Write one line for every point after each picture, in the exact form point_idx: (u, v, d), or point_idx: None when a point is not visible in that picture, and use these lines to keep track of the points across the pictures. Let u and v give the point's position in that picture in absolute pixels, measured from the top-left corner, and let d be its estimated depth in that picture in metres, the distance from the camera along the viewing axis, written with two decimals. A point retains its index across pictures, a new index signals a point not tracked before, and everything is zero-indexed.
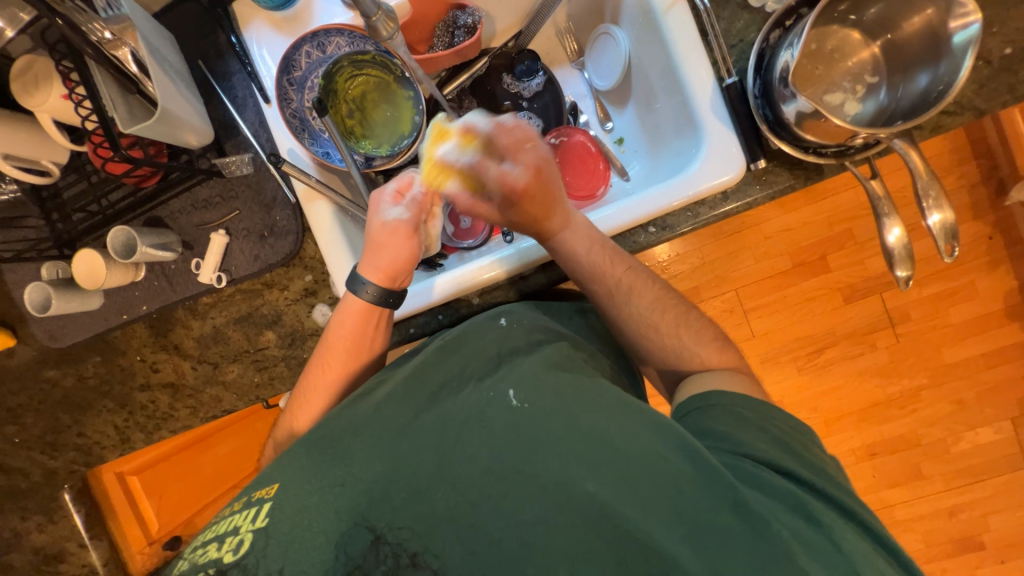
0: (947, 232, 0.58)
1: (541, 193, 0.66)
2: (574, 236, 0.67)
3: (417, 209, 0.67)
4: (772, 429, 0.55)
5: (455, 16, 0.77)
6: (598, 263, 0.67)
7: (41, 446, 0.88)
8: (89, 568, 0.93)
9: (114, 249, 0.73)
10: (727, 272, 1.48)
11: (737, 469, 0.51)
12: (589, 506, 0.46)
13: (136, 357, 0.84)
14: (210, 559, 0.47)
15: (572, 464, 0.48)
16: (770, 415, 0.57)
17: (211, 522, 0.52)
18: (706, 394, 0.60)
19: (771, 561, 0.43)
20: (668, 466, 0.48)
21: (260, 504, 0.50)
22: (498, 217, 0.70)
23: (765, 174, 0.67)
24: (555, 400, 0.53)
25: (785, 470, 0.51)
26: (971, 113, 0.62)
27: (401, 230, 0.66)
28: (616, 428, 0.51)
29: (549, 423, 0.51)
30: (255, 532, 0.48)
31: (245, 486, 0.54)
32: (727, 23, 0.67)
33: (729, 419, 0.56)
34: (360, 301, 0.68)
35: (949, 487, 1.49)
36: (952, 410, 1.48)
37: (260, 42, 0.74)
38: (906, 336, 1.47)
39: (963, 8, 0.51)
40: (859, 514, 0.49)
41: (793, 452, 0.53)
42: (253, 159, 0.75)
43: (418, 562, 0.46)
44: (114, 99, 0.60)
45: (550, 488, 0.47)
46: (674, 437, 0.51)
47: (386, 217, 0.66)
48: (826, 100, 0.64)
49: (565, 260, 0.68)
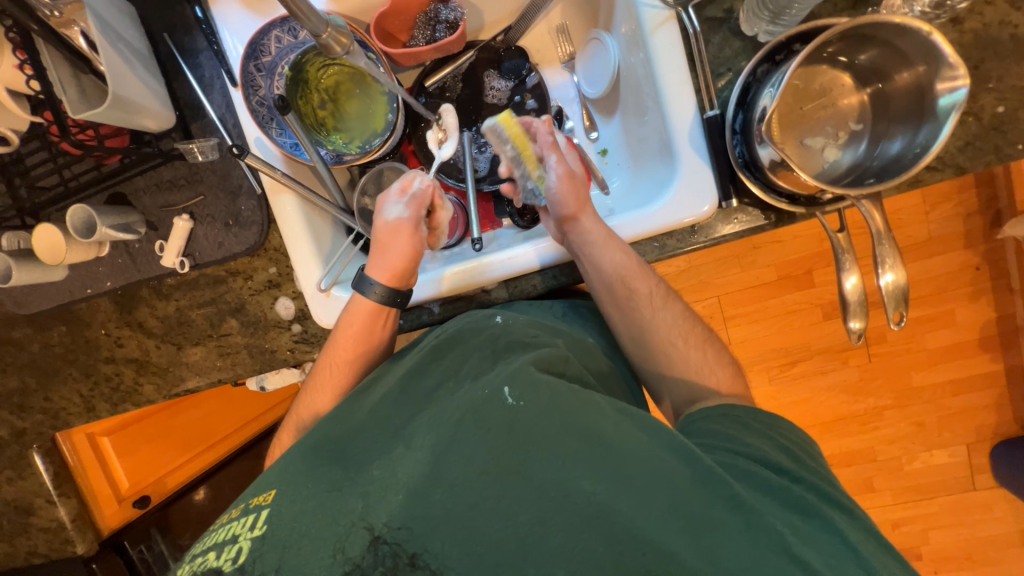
0: (897, 296, 0.59)
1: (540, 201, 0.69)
2: (609, 242, 0.65)
3: (416, 205, 0.69)
4: (778, 437, 0.55)
5: (436, 10, 0.74)
6: (632, 271, 0.65)
7: (10, 406, 0.90)
8: (58, 522, 0.95)
9: (74, 228, 0.71)
10: (710, 279, 1.47)
11: (739, 474, 0.50)
12: (586, 507, 0.44)
13: (101, 331, 0.84)
14: (209, 568, 0.46)
15: (568, 463, 0.46)
16: (777, 424, 0.57)
17: (210, 529, 0.52)
18: (713, 405, 0.59)
19: (777, 557, 0.43)
20: (664, 467, 0.46)
21: (258, 511, 0.49)
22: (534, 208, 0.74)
23: (736, 212, 0.66)
24: (551, 392, 0.50)
25: (788, 475, 0.51)
26: (952, 170, 0.60)
27: (403, 227, 0.68)
28: (614, 426, 0.49)
29: (547, 421, 0.48)
30: (253, 539, 0.47)
31: (243, 492, 0.54)
32: (716, 49, 0.65)
33: (730, 425, 0.56)
34: (370, 300, 0.68)
35: (897, 501, 1.55)
36: (913, 431, 1.51)
37: (228, 22, 0.71)
38: (879, 357, 1.48)
39: (953, 71, 0.49)
40: (854, 510, 0.49)
41: (792, 454, 0.53)
42: (219, 145, 0.73)
43: (417, 562, 0.44)
44: (64, 81, 0.59)
45: (548, 489, 0.45)
46: (669, 437, 0.49)
47: (389, 217, 0.68)
48: (806, 144, 0.62)
49: (595, 263, 0.66)
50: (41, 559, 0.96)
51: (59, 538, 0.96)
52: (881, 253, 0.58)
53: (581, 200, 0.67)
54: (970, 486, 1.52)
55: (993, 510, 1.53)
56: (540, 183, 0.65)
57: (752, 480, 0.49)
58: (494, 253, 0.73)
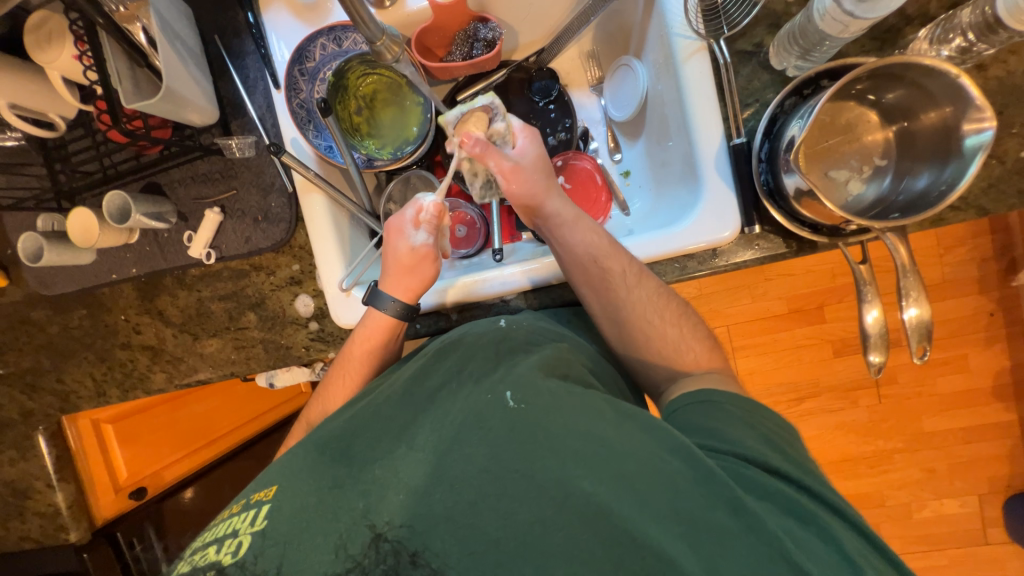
0: (921, 331, 0.59)
1: (536, 173, 0.68)
2: (579, 222, 0.68)
3: (435, 230, 0.69)
4: (760, 426, 0.53)
5: (476, 28, 0.76)
6: (604, 250, 0.66)
7: (21, 386, 0.90)
8: (54, 507, 0.94)
9: (109, 212, 0.73)
10: (722, 307, 1.46)
11: (733, 474, 0.48)
12: (585, 506, 0.43)
13: (121, 316, 0.85)
14: (209, 561, 0.46)
15: (568, 463, 0.45)
16: (756, 412, 0.55)
17: (213, 523, 0.51)
18: (697, 391, 0.58)
19: (773, 561, 0.41)
20: (664, 470, 0.45)
21: (258, 506, 0.49)
22: (536, 175, 0.68)
23: (757, 238, 0.67)
24: (552, 395, 0.50)
25: (771, 467, 0.48)
26: (974, 211, 0.61)
27: (426, 254, 0.68)
28: (613, 428, 0.48)
29: (546, 423, 0.48)
30: (254, 534, 0.47)
31: (245, 488, 0.53)
32: (745, 81, 0.67)
33: (717, 417, 0.54)
34: (389, 314, 0.69)
35: (905, 550, 1.50)
36: (923, 477, 1.47)
37: (276, 27, 0.74)
38: (890, 398, 1.46)
39: (980, 113, 0.50)
40: (849, 514, 0.46)
41: (779, 450, 0.51)
42: (256, 143, 0.76)
43: (417, 561, 0.43)
44: (120, 73, 0.61)
45: (548, 489, 0.44)
46: (665, 435, 0.48)
47: (413, 242, 0.68)
48: (830, 176, 0.64)
49: (568, 242, 0.67)
50: (33, 544, 0.95)
51: (54, 524, 0.95)
52: (906, 286, 0.58)
53: (546, 176, 0.69)
54: (981, 540, 1.47)
55: (1004, 566, 1.47)
56: (508, 163, 0.66)
57: (743, 480, 0.47)
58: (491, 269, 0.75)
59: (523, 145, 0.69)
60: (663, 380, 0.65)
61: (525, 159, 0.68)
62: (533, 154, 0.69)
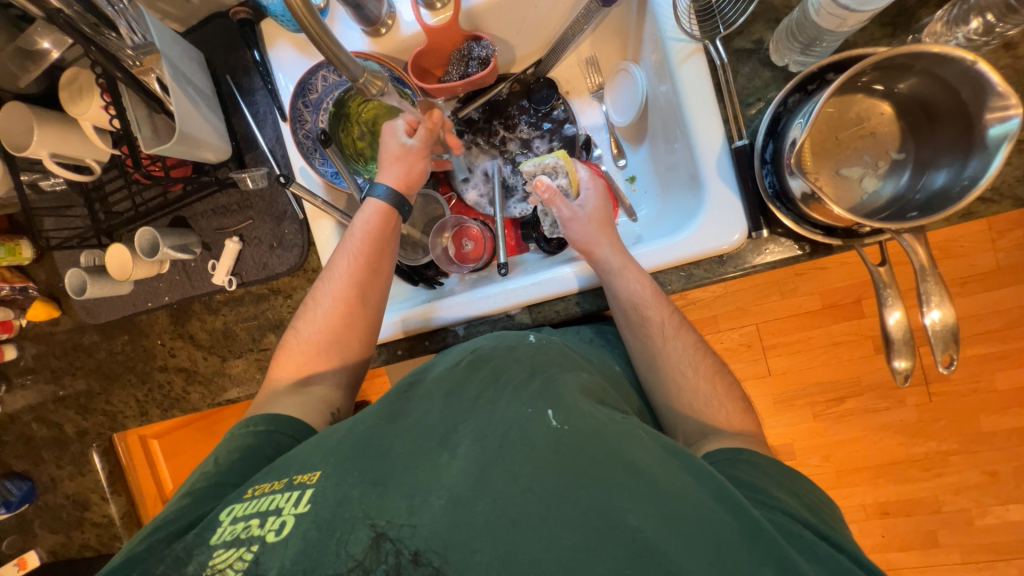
0: (947, 336, 0.55)
1: (599, 220, 0.70)
2: (626, 270, 0.66)
3: (427, 136, 0.74)
4: (802, 493, 0.50)
5: (469, 48, 0.77)
6: (647, 300, 0.65)
7: (76, 406, 0.98)
8: (109, 518, 1.02)
9: (141, 249, 0.79)
10: (748, 305, 1.41)
11: (781, 530, 0.45)
12: (631, 542, 0.40)
13: (158, 341, 0.91)
14: (251, 536, 0.47)
15: (612, 494, 0.43)
16: (798, 481, 0.52)
17: (252, 493, 0.52)
18: (735, 449, 0.54)
19: None
20: (713, 521, 0.42)
21: (302, 489, 0.49)
22: (588, 226, 0.70)
23: (767, 242, 0.64)
24: (596, 421, 0.48)
25: (821, 536, 0.46)
26: (1010, 202, 0.56)
27: (414, 151, 0.73)
28: (657, 461, 0.46)
29: (594, 449, 0.46)
30: (296, 516, 0.48)
31: (286, 466, 0.53)
32: (745, 80, 0.64)
33: (755, 473, 0.51)
34: (381, 202, 0.71)
35: (967, 560, 1.38)
36: (984, 481, 1.35)
37: (281, 64, 0.79)
38: (941, 396, 1.35)
39: (1003, 100, 0.46)
40: None
41: (822, 518, 0.49)
42: (268, 174, 0.80)
43: (418, 560, 0.42)
44: (139, 121, 0.66)
45: (592, 515, 0.42)
46: (714, 482, 0.46)
47: (405, 141, 0.72)
48: (843, 174, 0.60)
49: (611, 289, 0.67)
50: (92, 552, 1.03)
51: (108, 533, 1.02)
52: (926, 289, 0.54)
53: (602, 226, 0.70)
54: None
55: None
56: (567, 213, 0.70)
57: (793, 538, 0.44)
58: (495, 286, 0.76)
59: (586, 195, 0.73)
60: (673, 393, 0.63)
61: (587, 208, 0.71)
62: (595, 207, 0.71)
